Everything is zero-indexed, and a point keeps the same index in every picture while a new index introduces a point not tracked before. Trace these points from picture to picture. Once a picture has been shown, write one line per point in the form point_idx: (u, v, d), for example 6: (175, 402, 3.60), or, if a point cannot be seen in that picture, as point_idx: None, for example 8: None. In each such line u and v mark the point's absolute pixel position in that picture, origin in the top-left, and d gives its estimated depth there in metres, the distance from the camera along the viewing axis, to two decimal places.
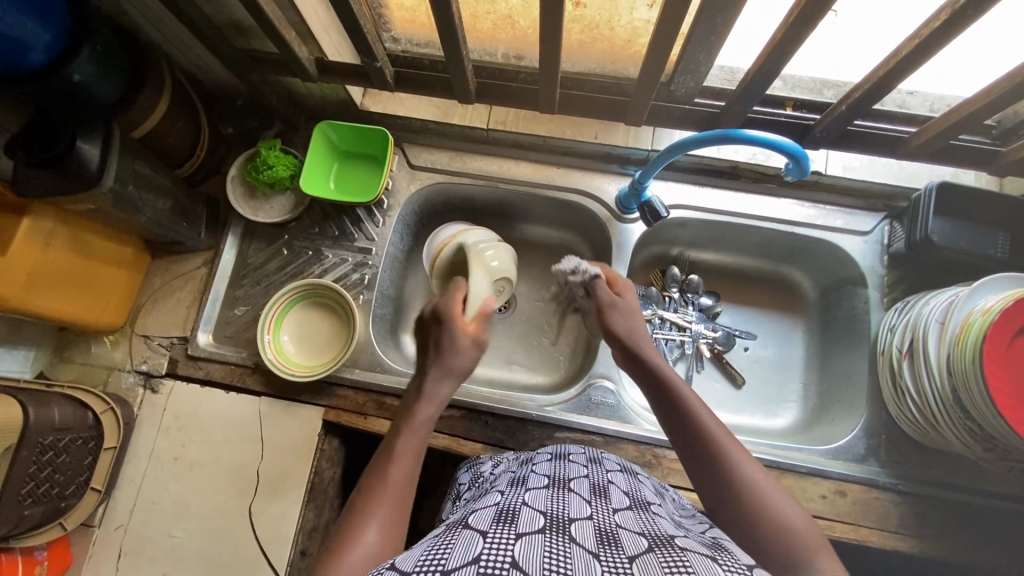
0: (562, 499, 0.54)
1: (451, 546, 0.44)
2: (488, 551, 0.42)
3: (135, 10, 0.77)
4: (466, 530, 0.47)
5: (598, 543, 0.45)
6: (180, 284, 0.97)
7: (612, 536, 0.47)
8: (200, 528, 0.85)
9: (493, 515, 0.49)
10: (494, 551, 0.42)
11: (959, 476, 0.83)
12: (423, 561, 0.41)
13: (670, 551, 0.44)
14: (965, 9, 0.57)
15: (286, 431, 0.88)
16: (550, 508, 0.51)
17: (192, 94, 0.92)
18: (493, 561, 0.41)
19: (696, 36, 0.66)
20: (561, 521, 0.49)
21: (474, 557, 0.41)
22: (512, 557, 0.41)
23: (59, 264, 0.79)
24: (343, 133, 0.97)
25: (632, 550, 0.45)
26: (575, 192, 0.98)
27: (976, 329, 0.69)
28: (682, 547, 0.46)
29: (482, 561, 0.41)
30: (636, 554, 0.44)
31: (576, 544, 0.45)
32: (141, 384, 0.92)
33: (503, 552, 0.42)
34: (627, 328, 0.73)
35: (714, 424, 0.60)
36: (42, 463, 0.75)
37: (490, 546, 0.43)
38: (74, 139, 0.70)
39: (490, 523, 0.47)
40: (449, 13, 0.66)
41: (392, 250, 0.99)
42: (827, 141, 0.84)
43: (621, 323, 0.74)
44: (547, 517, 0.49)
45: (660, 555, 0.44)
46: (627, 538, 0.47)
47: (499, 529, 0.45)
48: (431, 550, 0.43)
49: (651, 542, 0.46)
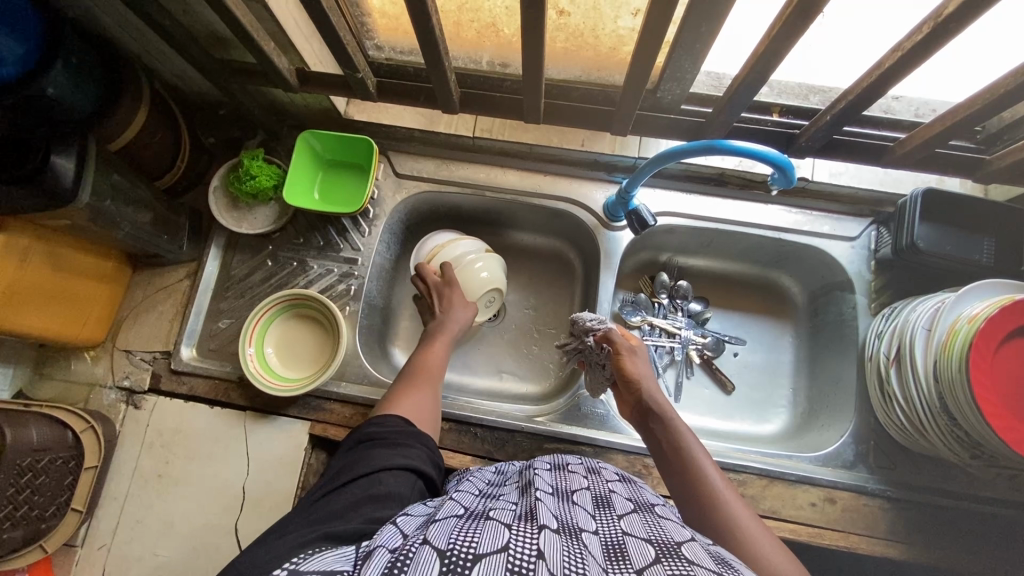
0: (569, 508, 0.54)
1: (479, 532, 0.44)
2: (516, 540, 0.42)
3: (110, 20, 0.75)
4: (491, 520, 0.47)
5: (607, 559, 0.45)
6: (163, 297, 0.96)
7: (619, 549, 0.47)
8: (185, 546, 0.83)
9: (515, 513, 0.50)
10: (521, 541, 0.42)
11: (947, 482, 0.84)
12: (454, 541, 0.42)
13: (676, 562, 0.44)
14: (947, 21, 0.57)
15: (273, 445, 0.87)
16: (561, 514, 0.51)
17: (171, 105, 0.90)
18: (521, 550, 0.41)
19: (680, 43, 0.66)
20: (573, 528, 0.49)
21: (504, 544, 0.42)
22: (538, 548, 0.42)
23: (36, 281, 0.78)
24: (326, 142, 0.96)
25: (639, 561, 0.44)
26: (562, 199, 0.97)
27: (962, 335, 0.70)
28: (688, 558, 0.45)
29: (512, 548, 0.41)
30: (644, 565, 0.43)
31: (588, 553, 0.44)
32: (123, 400, 0.90)
33: (531, 542, 0.42)
34: (642, 375, 0.78)
35: (715, 474, 0.65)
36: (20, 485, 0.73)
37: (517, 536, 0.43)
38: (48, 155, 0.69)
39: (514, 519, 0.47)
40: (430, 22, 0.65)
41: (379, 259, 0.98)
42: (813, 151, 0.84)
43: (635, 368, 0.78)
44: (560, 521, 0.49)
45: (667, 566, 0.43)
46: (633, 550, 0.46)
47: (524, 524, 0.46)
48: (461, 532, 0.44)
49: (658, 552, 0.46)
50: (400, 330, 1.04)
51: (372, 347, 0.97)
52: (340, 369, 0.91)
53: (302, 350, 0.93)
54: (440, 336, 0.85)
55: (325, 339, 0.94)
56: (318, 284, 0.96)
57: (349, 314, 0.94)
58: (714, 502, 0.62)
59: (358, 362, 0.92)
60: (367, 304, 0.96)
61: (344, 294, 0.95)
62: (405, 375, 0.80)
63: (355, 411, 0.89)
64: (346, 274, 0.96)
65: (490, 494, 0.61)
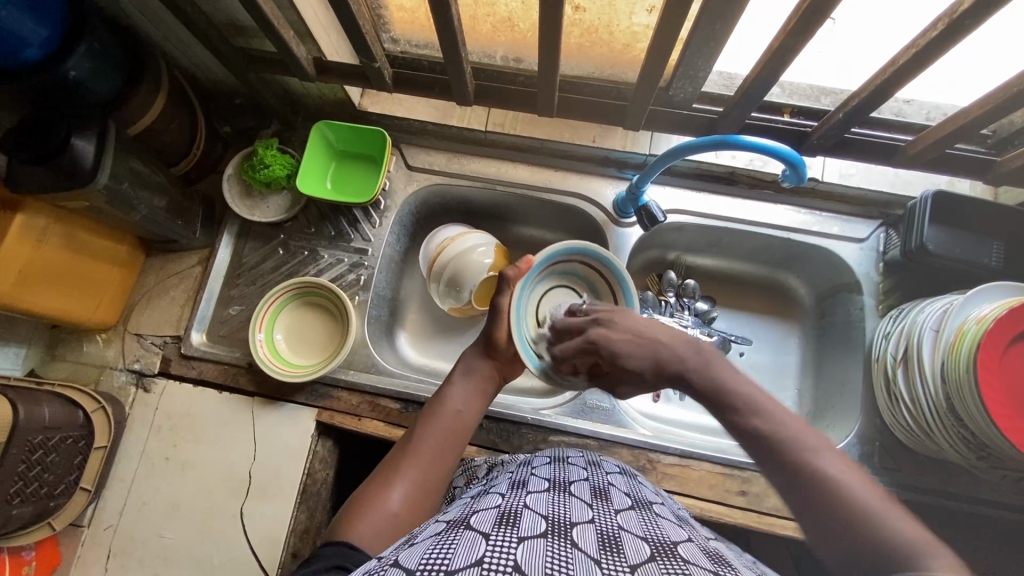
0: (564, 502, 0.53)
1: (452, 547, 0.43)
2: (492, 553, 0.41)
3: (132, 6, 0.76)
4: (468, 531, 0.46)
5: (600, 549, 0.45)
6: (175, 282, 0.97)
7: (614, 542, 0.46)
8: (190, 529, 0.84)
9: (495, 517, 0.48)
10: (497, 554, 0.41)
11: (953, 485, 0.83)
12: (425, 561, 0.41)
13: (672, 561, 0.44)
14: (962, 19, 0.57)
15: (280, 432, 0.87)
16: (551, 511, 0.50)
17: (189, 93, 0.91)
18: (496, 563, 0.40)
19: (694, 40, 0.66)
20: (563, 525, 0.48)
21: (478, 559, 0.40)
22: (514, 561, 0.40)
23: (53, 262, 0.79)
24: (340, 133, 0.97)
25: (634, 558, 0.44)
26: (572, 195, 0.98)
27: (970, 336, 0.70)
28: (684, 558, 0.45)
29: (487, 562, 0.40)
30: (638, 563, 0.43)
31: (578, 550, 0.44)
32: (133, 383, 0.91)
33: (507, 555, 0.41)
34: (506, 312, 0.75)
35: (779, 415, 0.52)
36: (31, 462, 0.74)
37: (493, 548, 0.42)
38: (69, 135, 0.70)
39: (492, 525, 0.46)
40: (449, 13, 0.66)
41: (389, 251, 0.99)
42: (824, 149, 0.84)
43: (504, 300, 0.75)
44: (549, 520, 0.48)
45: (661, 564, 0.43)
46: (628, 545, 0.46)
47: (502, 533, 0.44)
48: (436, 549, 0.43)
49: (653, 551, 0.46)
50: (408, 321, 1.05)
51: (380, 337, 0.98)
52: (348, 359, 0.92)
53: (310, 337, 0.94)
54: (453, 430, 0.69)
55: (334, 328, 0.94)
56: (328, 274, 0.97)
57: (359, 304, 0.95)
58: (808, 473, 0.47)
59: (366, 352, 0.93)
60: (376, 295, 0.97)
61: (354, 284, 0.96)
62: (388, 465, 0.65)
63: (361, 399, 0.89)
64: (356, 264, 0.97)
65: (482, 492, 0.60)
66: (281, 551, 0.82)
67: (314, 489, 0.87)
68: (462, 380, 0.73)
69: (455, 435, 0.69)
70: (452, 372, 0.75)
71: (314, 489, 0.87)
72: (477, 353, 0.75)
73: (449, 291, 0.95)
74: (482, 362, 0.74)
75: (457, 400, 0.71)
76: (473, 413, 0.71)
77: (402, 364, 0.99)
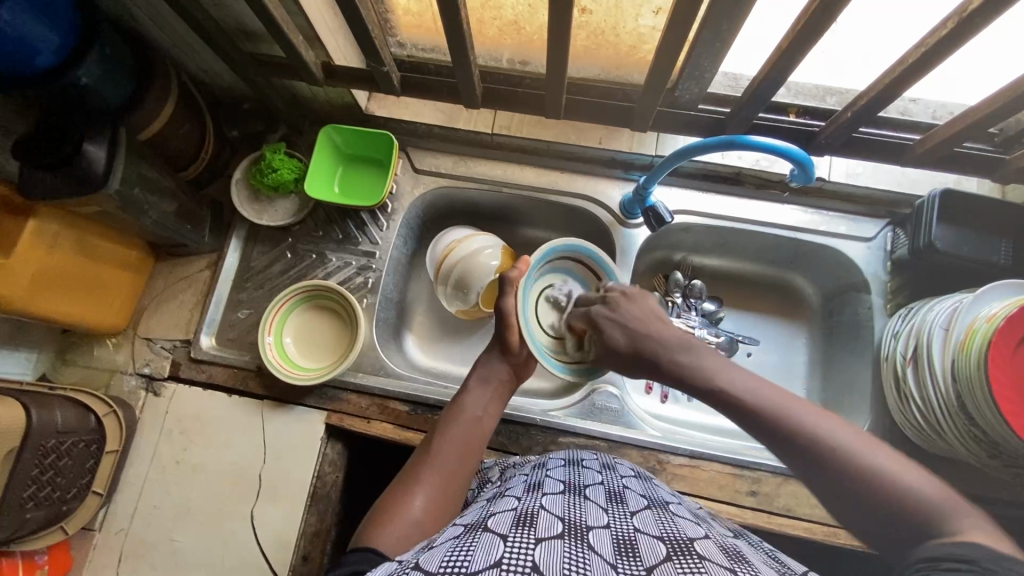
0: (580, 505, 0.53)
1: (472, 550, 0.43)
2: (510, 553, 0.41)
3: (140, 11, 0.77)
4: (486, 534, 0.46)
5: (616, 552, 0.45)
6: (183, 287, 0.97)
7: (630, 544, 0.46)
8: (201, 533, 0.84)
9: (512, 519, 0.48)
10: (515, 554, 0.41)
11: (964, 483, 0.83)
12: (446, 562, 0.41)
13: (687, 559, 0.44)
14: (972, 18, 0.57)
15: (290, 436, 0.87)
16: (568, 514, 0.50)
17: (198, 97, 0.92)
18: (515, 564, 0.40)
19: (701, 43, 0.66)
20: (580, 527, 0.48)
21: (497, 559, 0.41)
22: (532, 561, 0.41)
23: (65, 267, 0.79)
24: (348, 137, 0.97)
25: (649, 559, 0.44)
26: (579, 197, 0.98)
27: (980, 335, 0.70)
28: (699, 554, 0.45)
29: (505, 563, 0.40)
30: (654, 564, 0.43)
31: (595, 552, 0.44)
32: (143, 387, 0.91)
33: (524, 555, 0.41)
34: (512, 317, 0.73)
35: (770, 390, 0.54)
36: (44, 466, 0.74)
37: (511, 549, 0.42)
38: (81, 142, 0.71)
39: (510, 527, 0.46)
40: (457, 17, 0.67)
41: (396, 254, 0.99)
42: (832, 148, 0.84)
43: (509, 305, 0.73)
44: (566, 522, 0.48)
45: (677, 563, 0.43)
46: (645, 547, 0.46)
47: (520, 533, 0.45)
48: (455, 551, 0.43)
49: (669, 549, 0.45)
50: (416, 323, 1.05)
51: (387, 340, 0.98)
52: (357, 361, 0.92)
53: (320, 341, 0.94)
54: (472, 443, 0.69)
55: (343, 330, 0.95)
56: (336, 276, 0.97)
57: (366, 307, 0.95)
58: (832, 467, 0.49)
59: (375, 354, 0.93)
60: (384, 298, 0.97)
61: (362, 287, 0.96)
62: (406, 477, 0.65)
63: (371, 402, 0.89)
64: (363, 267, 0.97)
65: (499, 495, 0.60)
66: (293, 553, 0.82)
67: (324, 492, 0.87)
68: (478, 387, 0.74)
69: (473, 443, 0.69)
70: (469, 379, 0.76)
71: (324, 492, 0.87)
72: (494, 357, 0.76)
73: (456, 292, 0.95)
74: (500, 366, 0.75)
75: (474, 407, 0.72)
76: (491, 420, 0.72)
77: (409, 366, 1.00)
